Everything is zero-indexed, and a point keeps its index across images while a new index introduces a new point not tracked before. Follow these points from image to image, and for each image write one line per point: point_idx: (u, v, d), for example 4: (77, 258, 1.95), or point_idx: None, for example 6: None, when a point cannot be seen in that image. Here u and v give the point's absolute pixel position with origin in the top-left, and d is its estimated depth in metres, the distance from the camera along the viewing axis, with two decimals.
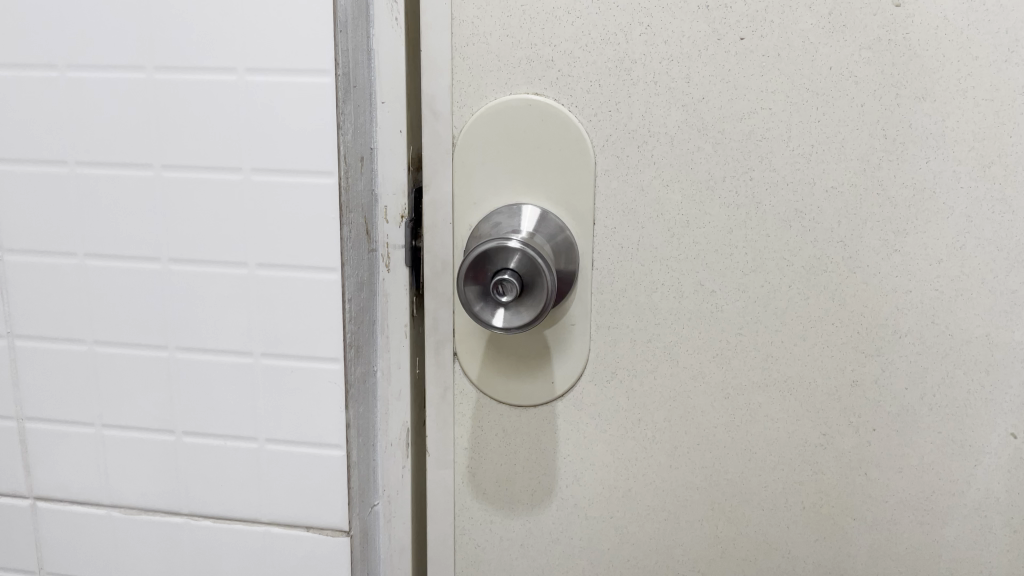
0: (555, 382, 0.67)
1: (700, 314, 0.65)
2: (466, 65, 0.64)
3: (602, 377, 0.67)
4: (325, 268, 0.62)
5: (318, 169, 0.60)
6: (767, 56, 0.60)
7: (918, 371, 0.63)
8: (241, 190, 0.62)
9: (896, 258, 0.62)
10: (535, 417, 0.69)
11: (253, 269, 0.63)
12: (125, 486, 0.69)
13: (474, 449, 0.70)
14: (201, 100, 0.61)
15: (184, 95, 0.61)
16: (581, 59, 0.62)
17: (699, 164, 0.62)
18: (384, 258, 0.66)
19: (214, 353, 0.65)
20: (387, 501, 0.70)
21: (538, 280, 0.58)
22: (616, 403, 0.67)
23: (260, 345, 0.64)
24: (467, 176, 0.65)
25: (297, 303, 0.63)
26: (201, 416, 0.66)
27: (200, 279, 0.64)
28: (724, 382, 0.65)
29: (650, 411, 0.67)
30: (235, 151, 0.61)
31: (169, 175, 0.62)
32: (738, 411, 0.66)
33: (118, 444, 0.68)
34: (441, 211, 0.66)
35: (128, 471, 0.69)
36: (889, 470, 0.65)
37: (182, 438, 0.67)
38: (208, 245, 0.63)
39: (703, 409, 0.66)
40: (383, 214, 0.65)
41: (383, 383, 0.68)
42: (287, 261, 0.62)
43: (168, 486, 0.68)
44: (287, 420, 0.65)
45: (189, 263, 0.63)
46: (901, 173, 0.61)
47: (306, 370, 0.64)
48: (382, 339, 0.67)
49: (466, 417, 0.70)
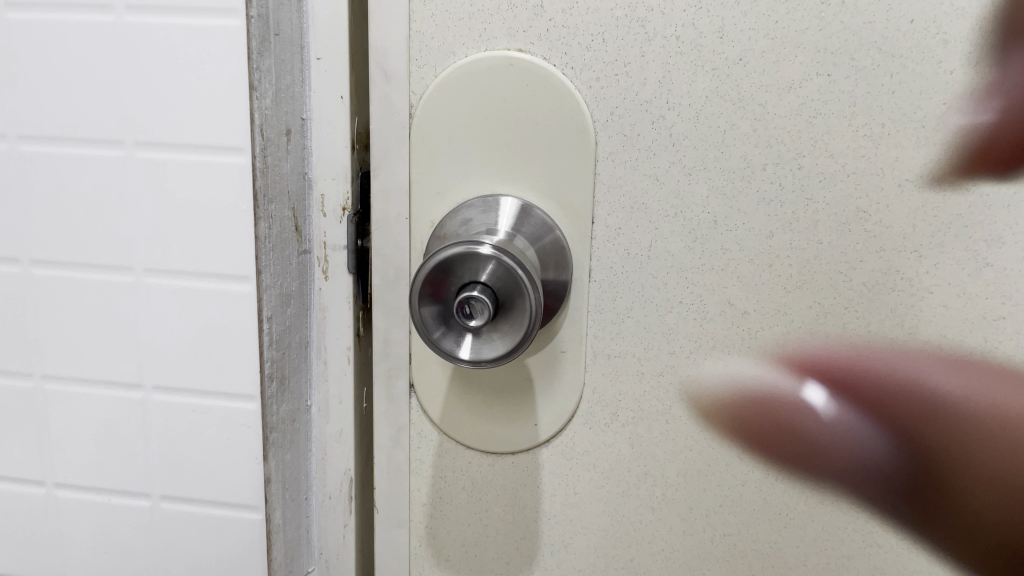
0: (539, 425, 0.52)
1: (729, 345, 0.50)
2: (428, 10, 0.49)
3: (600, 420, 0.52)
4: (236, 277, 0.46)
5: (222, 145, 0.45)
6: (829, 4, 0.45)
7: (1011, 425, 0.47)
8: (123, 171, 0.46)
9: (988, 276, 0.46)
10: (512, 467, 0.54)
11: (139, 276, 0.47)
12: None
13: (435, 505, 0.55)
14: (67, 49, 0.45)
15: (43, 44, 0.45)
16: (580, 4, 0.47)
17: (732, 147, 0.47)
18: (321, 262, 0.52)
19: (91, 384, 0.50)
20: (325, 567, 0.56)
21: (517, 300, 0.44)
22: (617, 452, 0.53)
23: (150, 376, 0.49)
24: (429, 157, 0.50)
25: (198, 323, 0.48)
26: (78, 465, 0.51)
27: (71, 288, 0.48)
28: (755, 429, 0.51)
29: (660, 463, 0.52)
30: (113, 119, 0.45)
31: (29, 149, 0.47)
32: (773, 465, 0.51)
33: None
34: (394, 204, 0.51)
35: None
36: (965, 546, 0.50)
37: (55, 492, 0.52)
38: (78, 242, 0.48)
39: (728, 462, 0.52)
40: (320, 206, 0.51)
41: (320, 421, 0.54)
42: (184, 267, 0.47)
43: (43, 549, 0.53)
44: (186, 473, 0.50)
45: (56, 268, 0.48)
46: (1001, 164, 0.45)
47: (212, 409, 0.49)
48: (317, 363, 0.53)
49: (426, 466, 0.55)
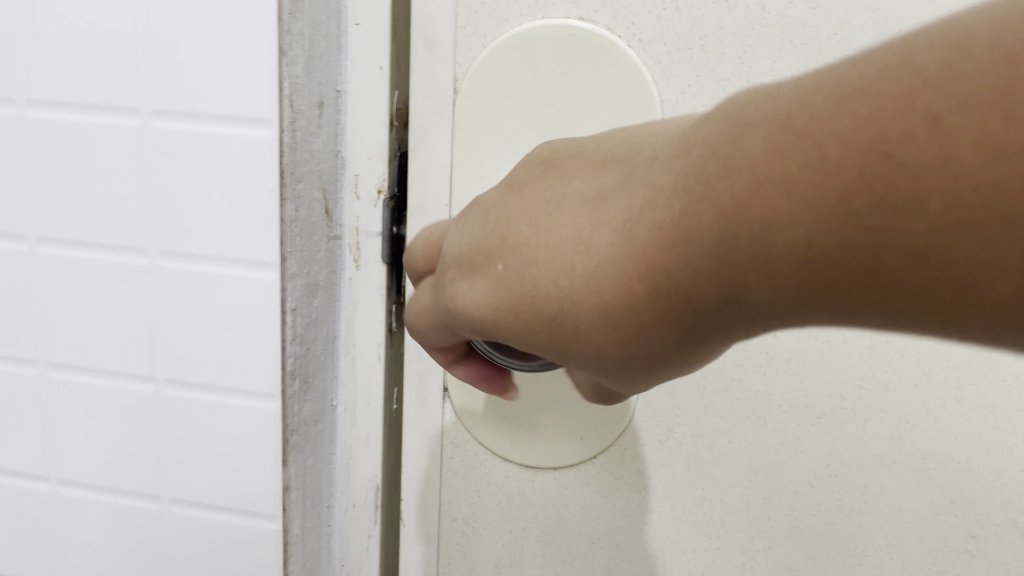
0: (582, 439, 0.48)
1: (805, 360, 0.44)
2: None
3: (656, 437, 0.47)
4: (257, 264, 0.42)
5: (246, 117, 0.40)
6: None
7: None
8: (138, 142, 0.42)
9: None
10: (553, 484, 0.49)
11: (154, 258, 0.43)
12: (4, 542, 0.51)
13: (467, 521, 0.51)
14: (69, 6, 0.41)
15: (41, 2, 0.41)
16: None
17: None
18: (355, 249, 0.46)
19: (102, 374, 0.46)
20: None
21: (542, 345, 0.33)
22: (674, 472, 0.47)
23: (165, 368, 0.45)
24: (474, 138, 0.45)
25: (213, 313, 0.43)
26: (91, 460, 0.48)
27: (81, 268, 0.44)
28: (830, 452, 0.45)
29: (721, 488, 0.46)
30: (128, 84, 0.41)
31: (37, 116, 0.43)
32: (849, 496, 0.45)
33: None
34: (434, 188, 0.46)
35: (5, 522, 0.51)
36: None
37: (59, 488, 0.49)
38: (90, 221, 0.43)
39: (797, 490, 0.45)
40: (354, 187, 0.45)
41: (346, 424, 0.48)
42: (201, 252, 0.42)
43: (52, 548, 0.50)
44: (201, 473, 0.46)
45: (63, 245, 0.44)
46: None
47: (228, 406, 0.45)
48: (345, 362, 0.47)
49: (457, 475, 0.51)
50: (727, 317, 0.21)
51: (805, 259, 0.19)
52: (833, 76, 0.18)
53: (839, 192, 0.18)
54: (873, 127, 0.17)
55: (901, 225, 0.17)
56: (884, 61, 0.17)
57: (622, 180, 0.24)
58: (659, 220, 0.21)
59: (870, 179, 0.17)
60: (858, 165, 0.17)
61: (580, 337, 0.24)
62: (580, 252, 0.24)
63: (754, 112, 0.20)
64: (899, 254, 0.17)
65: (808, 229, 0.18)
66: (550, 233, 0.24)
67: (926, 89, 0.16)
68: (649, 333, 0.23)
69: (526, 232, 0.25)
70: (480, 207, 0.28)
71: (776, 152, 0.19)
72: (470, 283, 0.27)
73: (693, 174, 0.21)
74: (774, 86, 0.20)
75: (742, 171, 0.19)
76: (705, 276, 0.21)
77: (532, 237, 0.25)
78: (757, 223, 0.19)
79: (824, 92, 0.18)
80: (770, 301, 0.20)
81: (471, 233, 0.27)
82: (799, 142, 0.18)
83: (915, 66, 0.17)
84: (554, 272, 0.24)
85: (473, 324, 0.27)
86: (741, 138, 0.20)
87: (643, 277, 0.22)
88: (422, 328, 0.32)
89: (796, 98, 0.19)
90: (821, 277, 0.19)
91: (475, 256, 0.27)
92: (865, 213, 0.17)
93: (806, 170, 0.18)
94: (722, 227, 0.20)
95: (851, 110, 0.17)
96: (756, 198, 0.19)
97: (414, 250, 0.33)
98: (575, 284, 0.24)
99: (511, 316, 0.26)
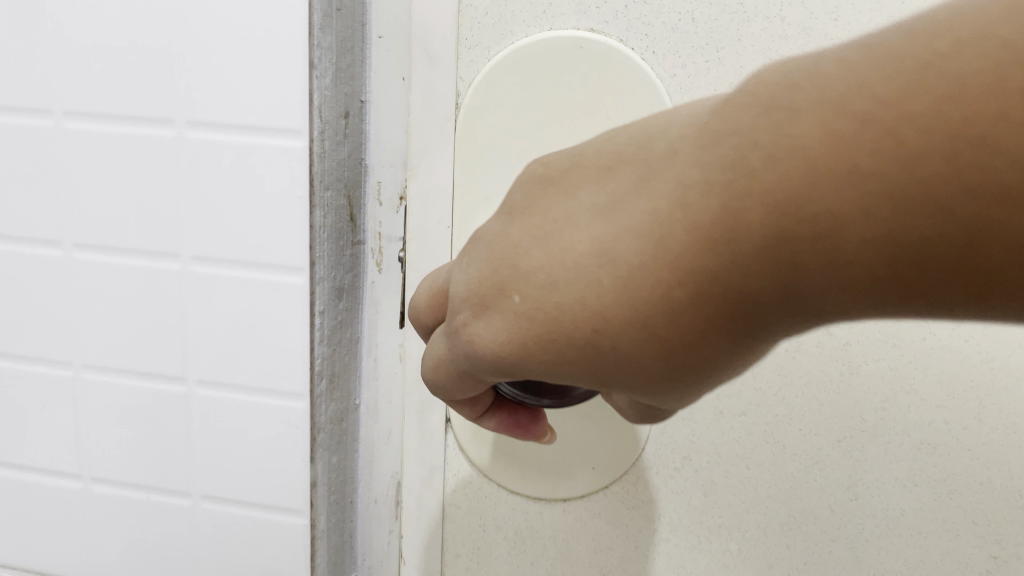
0: (594, 470, 0.50)
1: (826, 383, 0.47)
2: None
3: (670, 466, 0.50)
4: (286, 268, 0.44)
5: (275, 128, 0.42)
6: None
7: None
8: (172, 151, 0.43)
9: None
10: (563, 515, 0.52)
11: (186, 263, 0.45)
12: (34, 539, 0.53)
13: (474, 557, 0.54)
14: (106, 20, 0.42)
15: (78, 16, 0.43)
16: None
17: None
18: (378, 254, 0.48)
19: (134, 375, 0.48)
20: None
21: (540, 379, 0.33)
22: (686, 501, 0.50)
23: (196, 369, 0.46)
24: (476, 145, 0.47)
25: (243, 316, 0.45)
26: (124, 458, 0.49)
27: (116, 273, 0.46)
28: (851, 475, 0.47)
29: (737, 515, 0.49)
30: (163, 95, 0.43)
31: (73, 126, 0.44)
32: (868, 520, 0.47)
33: (25, 485, 0.52)
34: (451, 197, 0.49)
35: (37, 521, 0.52)
36: None
37: (91, 487, 0.51)
38: (125, 227, 0.45)
39: (817, 514, 0.48)
40: (376, 195, 0.47)
41: (369, 423, 0.50)
42: (232, 257, 0.44)
43: (84, 545, 0.52)
44: (231, 470, 0.48)
45: (99, 251, 0.46)
46: None
47: (256, 406, 0.46)
48: (368, 362, 0.49)
49: (469, 508, 0.53)
50: (784, 313, 0.20)
51: (880, 251, 0.18)
52: (894, 57, 0.17)
53: (919, 183, 0.17)
54: (955, 115, 0.16)
55: (995, 219, 0.16)
56: (950, 41, 0.17)
57: (658, 176, 0.22)
58: (710, 221, 0.20)
59: (960, 169, 0.16)
60: (948, 150, 0.16)
61: (621, 358, 0.23)
62: (603, 264, 0.23)
63: (803, 96, 0.19)
64: (995, 245, 0.16)
65: (885, 225, 0.17)
66: (572, 251, 0.24)
67: (1015, 70, 0.16)
68: (704, 343, 0.22)
69: (554, 253, 0.24)
70: (486, 239, 0.27)
71: (841, 141, 0.18)
72: (491, 318, 0.26)
73: (738, 166, 0.20)
74: (815, 57, 0.19)
75: (804, 163, 0.18)
76: (771, 272, 0.20)
77: (546, 262, 0.24)
78: (828, 218, 0.18)
79: (881, 73, 0.17)
80: (839, 299, 0.19)
81: (484, 267, 0.26)
82: (861, 126, 0.17)
83: (999, 39, 0.16)
84: (577, 294, 0.23)
85: (499, 364, 0.26)
86: (798, 124, 0.18)
87: (683, 287, 0.21)
88: (441, 380, 0.30)
89: (853, 83, 0.18)
90: (900, 265, 0.18)
91: (491, 289, 0.26)
92: (952, 205, 0.17)
93: (878, 158, 0.17)
94: (794, 222, 0.19)
95: (927, 98, 0.17)
96: (828, 192, 0.18)
97: (419, 300, 0.31)
98: (614, 301, 0.23)
99: (541, 347, 0.24)
